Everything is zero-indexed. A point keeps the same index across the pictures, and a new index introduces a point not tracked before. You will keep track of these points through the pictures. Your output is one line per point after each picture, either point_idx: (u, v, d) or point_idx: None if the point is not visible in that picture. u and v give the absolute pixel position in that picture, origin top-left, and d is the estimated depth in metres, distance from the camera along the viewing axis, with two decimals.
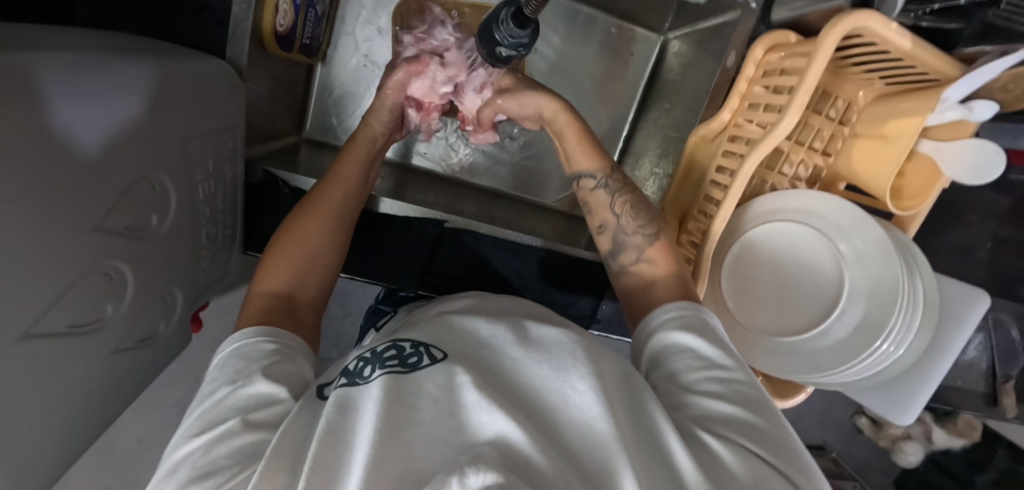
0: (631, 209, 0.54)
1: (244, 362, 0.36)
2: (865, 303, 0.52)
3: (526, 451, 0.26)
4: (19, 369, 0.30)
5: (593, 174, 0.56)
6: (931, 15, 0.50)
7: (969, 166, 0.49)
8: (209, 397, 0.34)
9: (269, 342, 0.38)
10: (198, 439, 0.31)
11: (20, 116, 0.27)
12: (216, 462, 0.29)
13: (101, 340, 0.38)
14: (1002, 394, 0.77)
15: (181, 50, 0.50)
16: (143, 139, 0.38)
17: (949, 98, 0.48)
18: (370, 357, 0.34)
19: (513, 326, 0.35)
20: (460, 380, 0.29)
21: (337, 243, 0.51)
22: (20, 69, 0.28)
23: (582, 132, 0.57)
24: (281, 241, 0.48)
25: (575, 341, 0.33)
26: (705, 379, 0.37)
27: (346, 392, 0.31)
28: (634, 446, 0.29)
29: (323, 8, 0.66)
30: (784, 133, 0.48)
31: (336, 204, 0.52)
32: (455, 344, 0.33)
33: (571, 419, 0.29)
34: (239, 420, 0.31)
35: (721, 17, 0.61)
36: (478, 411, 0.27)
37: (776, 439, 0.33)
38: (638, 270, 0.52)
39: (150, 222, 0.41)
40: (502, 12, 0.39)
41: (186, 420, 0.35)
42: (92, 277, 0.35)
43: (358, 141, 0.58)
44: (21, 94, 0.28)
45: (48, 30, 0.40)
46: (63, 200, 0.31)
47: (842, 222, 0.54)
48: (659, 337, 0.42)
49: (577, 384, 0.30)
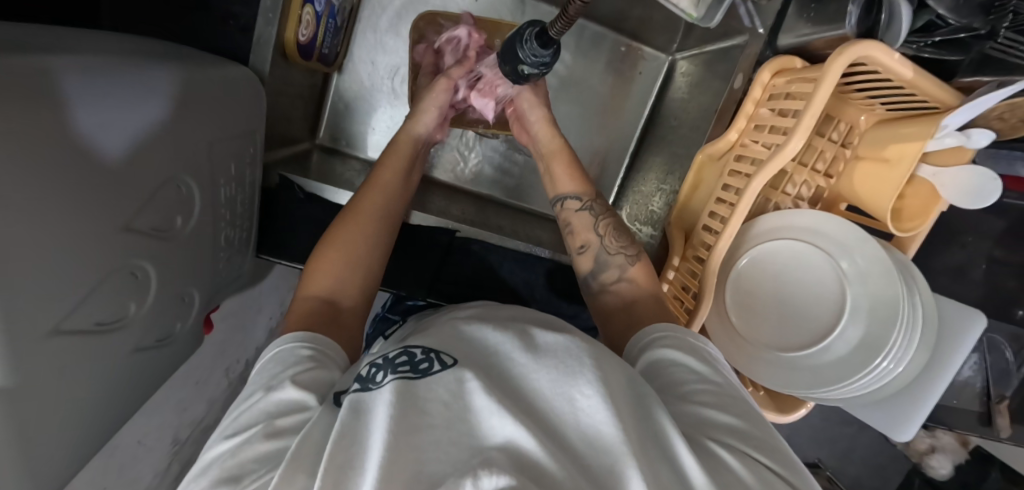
0: (611, 230, 0.60)
1: (281, 367, 0.38)
2: (866, 320, 0.54)
3: (534, 453, 0.26)
4: (46, 365, 0.30)
5: (579, 196, 0.62)
6: (932, 47, 0.50)
7: (966, 191, 0.50)
8: (246, 401, 0.37)
9: (306, 348, 0.41)
10: (230, 441, 0.33)
11: (48, 118, 0.28)
12: (243, 466, 0.31)
13: (124, 339, 0.38)
14: (995, 414, 0.78)
15: (203, 56, 0.51)
16: (168, 143, 0.39)
17: (948, 125, 0.50)
18: (381, 364, 0.35)
19: (522, 335, 0.36)
20: (470, 385, 0.30)
21: (375, 244, 0.54)
22: (45, 72, 0.29)
23: (570, 161, 0.64)
24: (330, 240, 0.52)
25: (583, 348, 0.34)
26: (698, 390, 0.39)
27: (360, 397, 0.32)
28: (641, 449, 0.29)
29: (341, 19, 0.68)
30: (790, 154, 0.49)
31: (370, 210, 0.55)
32: (466, 351, 0.35)
33: (578, 423, 0.30)
34: (266, 424, 0.33)
35: (728, 41, 0.63)
36: (487, 416, 0.28)
37: (772, 446, 0.35)
38: (619, 289, 0.56)
39: (175, 223, 0.41)
40: (526, 32, 0.42)
41: (223, 422, 0.37)
42: (119, 276, 0.36)
43: (397, 152, 0.62)
44: (47, 97, 0.28)
45: (81, 36, 0.41)
46: (94, 198, 0.32)
47: (842, 240, 0.56)
48: (655, 350, 0.44)
49: (584, 388, 0.31)
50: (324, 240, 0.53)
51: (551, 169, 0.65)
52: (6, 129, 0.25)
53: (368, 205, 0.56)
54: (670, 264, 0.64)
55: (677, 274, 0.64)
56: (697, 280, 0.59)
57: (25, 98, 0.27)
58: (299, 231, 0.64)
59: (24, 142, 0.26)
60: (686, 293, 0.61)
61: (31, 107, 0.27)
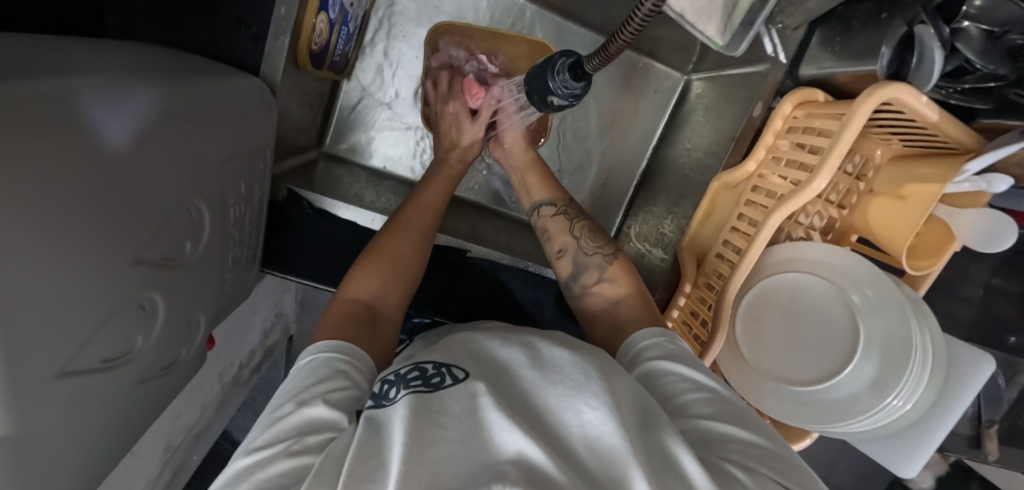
0: (588, 231, 0.61)
1: (314, 379, 0.38)
2: (877, 357, 0.53)
3: (544, 466, 0.27)
4: (51, 410, 0.29)
5: (553, 202, 0.64)
6: (961, 94, 0.49)
7: (980, 235, 0.50)
8: (274, 413, 0.36)
9: (341, 360, 0.40)
10: (255, 455, 0.33)
11: (57, 154, 0.26)
12: (272, 480, 0.31)
13: (129, 372, 0.37)
14: (985, 438, 0.80)
15: (213, 66, 0.49)
16: (178, 166, 0.37)
17: (969, 171, 0.49)
18: (393, 379, 0.36)
19: (528, 348, 0.37)
20: (482, 400, 0.31)
21: (422, 254, 0.54)
22: (58, 98, 0.27)
23: (542, 171, 0.67)
24: (377, 247, 0.52)
25: (586, 362, 0.35)
26: (694, 401, 0.39)
27: (376, 413, 0.34)
28: (650, 464, 0.30)
29: (354, 26, 0.66)
30: (815, 192, 0.49)
31: (420, 217, 0.57)
32: (476, 365, 0.36)
33: (586, 436, 0.31)
34: (295, 441, 0.33)
35: (748, 67, 0.62)
36: (499, 430, 0.29)
37: (779, 459, 0.35)
38: (601, 290, 0.56)
39: (184, 250, 0.40)
40: (558, 63, 0.41)
41: (248, 433, 0.36)
42: (127, 310, 0.34)
43: (448, 167, 0.65)
44: (57, 132, 0.26)
45: (87, 47, 0.39)
46: (104, 235, 0.30)
47: (855, 277, 0.56)
48: (648, 362, 0.44)
49: (590, 401, 0.32)
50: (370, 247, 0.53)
51: (525, 180, 0.68)
52: (15, 167, 0.23)
53: (417, 216, 0.58)
54: (681, 291, 0.64)
55: (688, 300, 0.64)
56: (710, 310, 0.59)
57: (35, 129, 0.25)
58: (306, 247, 0.63)
59: (34, 185, 0.24)
60: (698, 323, 0.61)
61: (40, 140, 0.25)
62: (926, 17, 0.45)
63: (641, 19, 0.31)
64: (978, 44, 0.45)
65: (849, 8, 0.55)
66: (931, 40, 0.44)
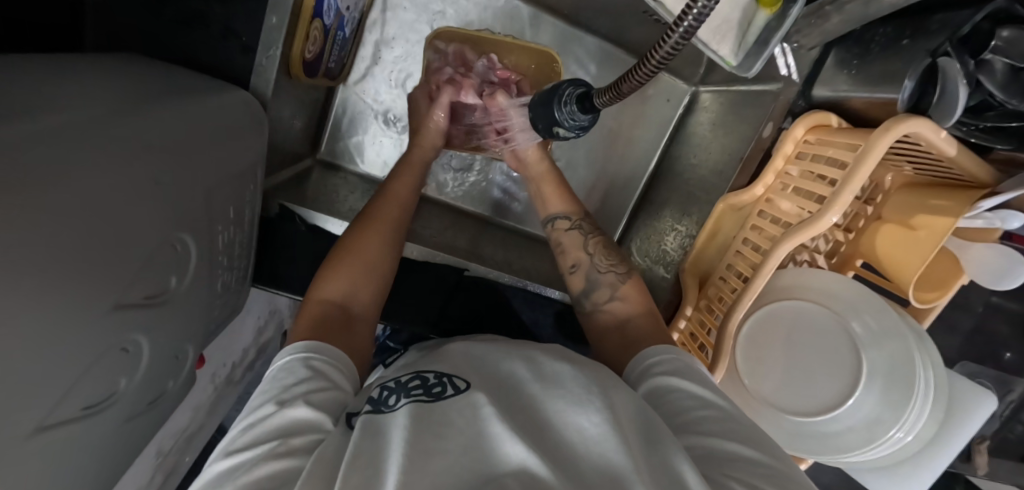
0: (602, 249, 0.60)
1: (290, 380, 0.37)
2: (880, 392, 0.53)
3: (543, 478, 0.27)
4: (25, 470, 0.27)
5: (567, 216, 0.63)
6: (982, 132, 0.47)
7: (989, 270, 0.50)
8: (253, 413, 0.35)
9: (319, 360, 0.40)
10: (234, 458, 0.32)
11: (27, 210, 0.24)
12: (258, 483, 0.29)
13: (112, 416, 0.35)
14: (974, 452, 0.80)
15: (201, 81, 0.46)
16: (160, 199, 0.35)
17: (982, 207, 0.48)
18: (393, 386, 0.37)
19: (531, 364, 0.37)
20: (483, 411, 0.31)
21: (391, 256, 0.53)
22: (27, 144, 0.25)
23: (558, 182, 0.66)
24: (345, 250, 0.51)
25: (590, 379, 0.34)
26: (699, 418, 0.37)
27: (373, 418, 0.33)
28: (651, 475, 0.29)
29: (350, 31, 0.63)
30: (825, 226, 0.47)
31: (391, 216, 0.56)
32: (479, 377, 0.36)
33: (590, 451, 0.30)
34: (279, 442, 0.32)
35: (761, 85, 0.60)
36: (503, 440, 0.29)
37: (793, 480, 0.32)
38: (612, 309, 0.54)
39: (169, 284, 0.38)
40: (566, 93, 0.39)
41: (224, 437, 0.35)
42: (108, 356, 0.32)
43: (411, 165, 0.63)
44: (26, 185, 0.24)
45: (62, 65, 0.36)
46: (83, 284, 0.28)
47: (859, 306, 0.55)
48: (653, 378, 0.43)
49: (591, 416, 0.31)
50: (337, 249, 0.52)
51: (540, 190, 0.66)
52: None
53: (387, 214, 0.56)
54: (682, 313, 0.63)
55: (689, 323, 0.63)
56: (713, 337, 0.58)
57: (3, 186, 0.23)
58: (298, 263, 0.61)
59: (5, 250, 0.22)
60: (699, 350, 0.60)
61: (6, 196, 0.23)
62: (951, 48, 0.43)
63: (656, 63, 0.29)
64: (1002, 76, 0.42)
65: (868, 31, 0.53)
66: (956, 73, 0.43)
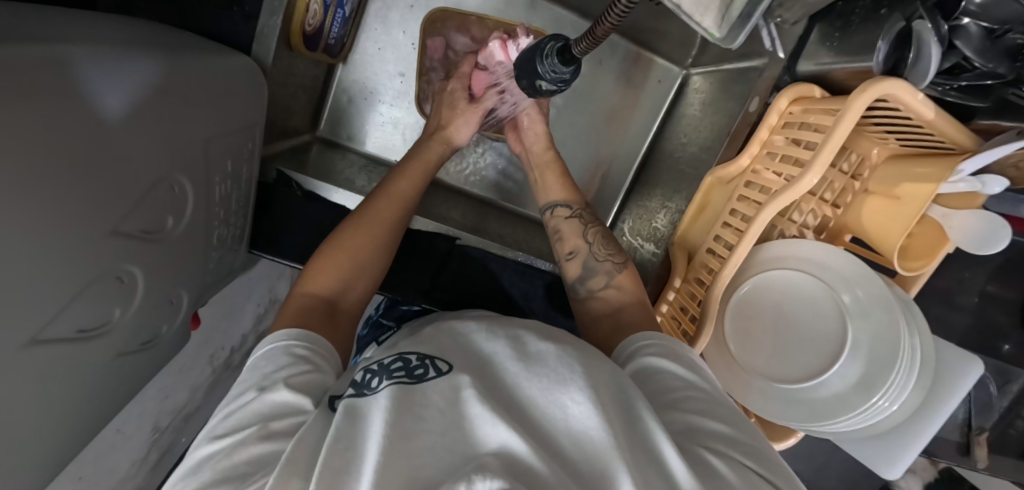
0: (602, 239, 0.60)
1: (273, 367, 0.38)
2: (864, 358, 0.53)
3: (529, 460, 0.27)
4: (24, 375, 0.29)
5: (569, 204, 0.63)
6: (957, 91, 0.50)
7: (973, 236, 0.50)
8: (238, 400, 0.36)
9: (302, 347, 0.41)
10: (222, 441, 0.33)
11: (49, 118, 0.26)
12: (238, 467, 0.31)
13: (106, 344, 0.37)
14: (974, 445, 0.75)
15: (206, 43, 0.48)
16: (165, 138, 0.37)
17: (963, 170, 0.49)
18: (377, 370, 0.35)
19: (514, 341, 0.36)
20: (465, 393, 0.30)
21: (382, 253, 0.53)
22: (51, 64, 0.27)
23: (559, 170, 0.66)
24: (335, 245, 0.51)
25: (571, 355, 0.34)
26: (687, 398, 0.38)
27: (355, 402, 0.32)
28: (630, 452, 0.29)
29: (351, 9, 0.66)
30: (805, 188, 0.49)
31: (387, 213, 0.55)
32: (461, 357, 0.35)
33: (570, 430, 0.30)
34: (259, 427, 0.33)
35: (747, 62, 0.62)
36: (482, 423, 0.28)
37: (761, 453, 0.34)
38: (606, 296, 0.55)
39: (165, 224, 0.40)
40: (547, 47, 0.41)
41: (212, 422, 0.36)
42: (105, 280, 0.34)
43: (420, 161, 0.61)
44: (50, 95, 0.26)
45: (76, 15, 0.38)
46: (89, 200, 0.30)
47: (845, 275, 0.56)
48: (641, 359, 0.43)
49: (575, 395, 0.31)
50: (328, 241, 0.52)
51: (542, 179, 0.66)
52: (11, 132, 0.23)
53: (381, 212, 0.55)
54: (671, 285, 0.64)
55: (677, 295, 0.64)
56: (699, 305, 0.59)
57: (30, 93, 0.25)
58: (293, 229, 0.63)
59: (23, 147, 0.24)
60: (685, 316, 0.61)
61: (35, 102, 0.25)
62: (925, 12, 0.46)
63: (619, 13, 0.31)
64: (977, 41, 0.46)
65: (848, 5, 0.55)
66: (928, 34, 0.45)
